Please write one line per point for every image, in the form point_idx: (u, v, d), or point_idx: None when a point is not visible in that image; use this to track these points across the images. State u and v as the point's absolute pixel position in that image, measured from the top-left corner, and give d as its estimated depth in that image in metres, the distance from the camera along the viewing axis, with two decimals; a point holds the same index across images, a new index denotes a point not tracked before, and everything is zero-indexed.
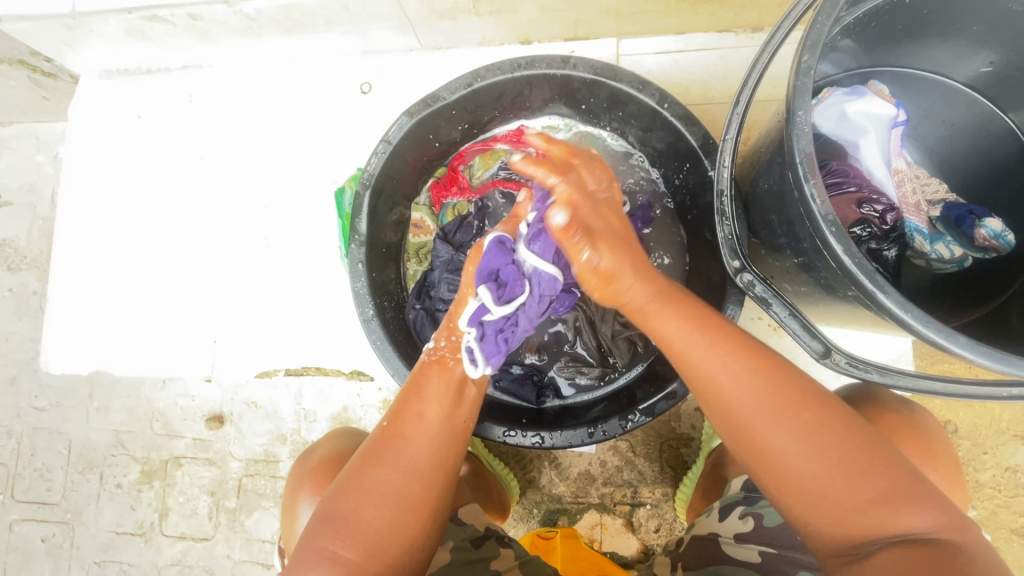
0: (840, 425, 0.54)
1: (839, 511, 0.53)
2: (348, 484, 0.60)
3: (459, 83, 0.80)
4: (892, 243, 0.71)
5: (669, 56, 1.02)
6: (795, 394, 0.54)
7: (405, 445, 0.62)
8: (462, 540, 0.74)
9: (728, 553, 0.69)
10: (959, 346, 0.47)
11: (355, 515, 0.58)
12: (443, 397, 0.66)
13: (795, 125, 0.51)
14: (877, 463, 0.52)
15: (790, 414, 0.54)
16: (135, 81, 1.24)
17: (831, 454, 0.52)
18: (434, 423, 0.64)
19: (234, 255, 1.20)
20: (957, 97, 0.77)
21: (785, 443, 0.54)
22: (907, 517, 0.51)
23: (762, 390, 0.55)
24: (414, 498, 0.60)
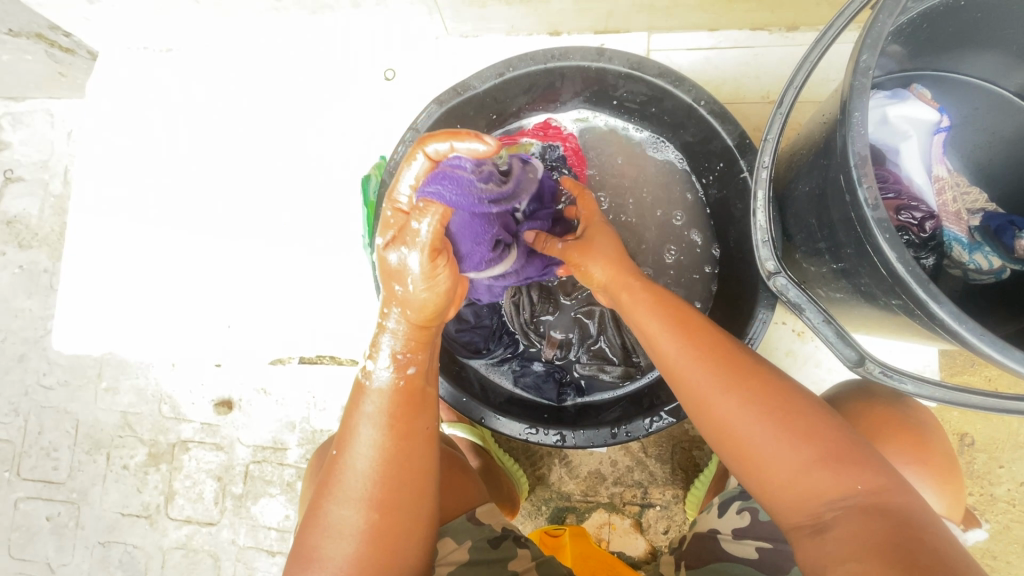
0: (774, 398, 0.57)
1: (783, 484, 0.55)
2: (310, 519, 0.57)
3: (490, 73, 0.79)
4: (929, 252, 0.70)
5: (701, 53, 1.00)
6: (743, 374, 0.59)
7: (349, 475, 0.56)
8: (480, 539, 0.73)
9: (727, 549, 0.70)
10: (1014, 360, 0.46)
11: (321, 549, 0.56)
12: (381, 418, 0.58)
13: (851, 125, 0.50)
14: (816, 430, 0.55)
15: (736, 388, 0.58)
16: (154, 60, 1.22)
17: (775, 424, 0.55)
18: (382, 446, 0.57)
19: (249, 239, 1.19)
20: (1001, 106, 0.75)
21: (738, 417, 0.57)
22: (846, 483, 0.53)
23: (711, 372, 0.59)
24: (374, 527, 0.55)
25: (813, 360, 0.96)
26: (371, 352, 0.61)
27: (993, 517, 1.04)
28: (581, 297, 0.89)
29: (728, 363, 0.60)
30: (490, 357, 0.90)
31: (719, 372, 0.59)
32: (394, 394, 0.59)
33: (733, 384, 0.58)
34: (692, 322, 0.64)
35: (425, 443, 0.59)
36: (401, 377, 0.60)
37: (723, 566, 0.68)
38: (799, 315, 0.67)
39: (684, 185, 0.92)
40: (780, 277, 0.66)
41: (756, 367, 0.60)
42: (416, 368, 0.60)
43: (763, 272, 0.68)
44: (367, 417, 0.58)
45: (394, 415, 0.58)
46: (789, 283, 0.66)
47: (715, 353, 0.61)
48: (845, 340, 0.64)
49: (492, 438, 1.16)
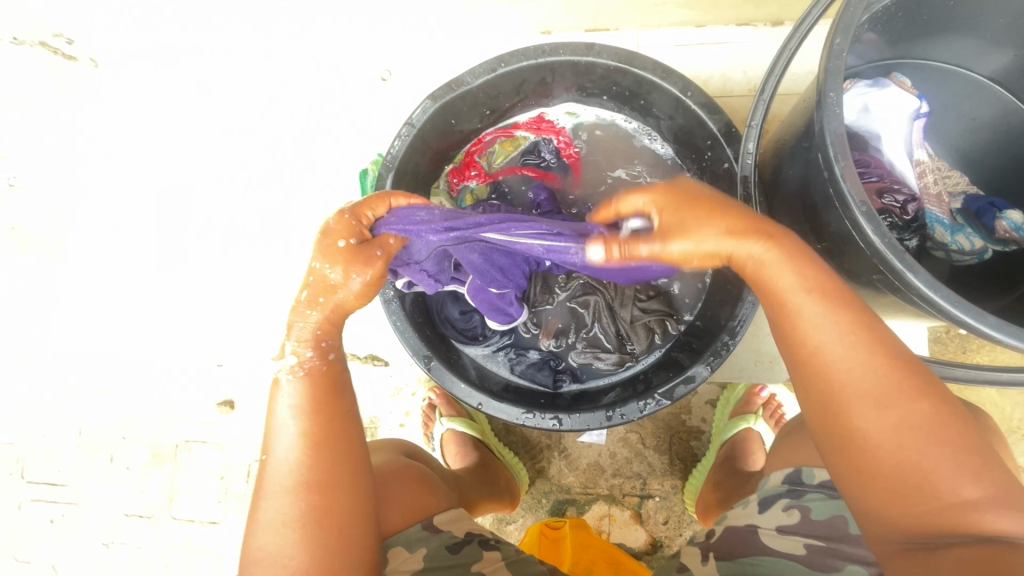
0: (947, 418, 0.46)
1: (915, 507, 0.45)
2: (248, 524, 0.54)
3: (483, 68, 0.81)
4: (912, 234, 0.72)
5: (689, 49, 1.03)
6: (911, 382, 0.46)
7: (274, 470, 0.55)
8: (439, 547, 0.70)
9: (769, 544, 0.65)
10: (988, 326, 0.47)
11: (259, 549, 0.52)
12: (308, 406, 0.57)
13: (826, 106, 0.52)
14: (980, 459, 0.45)
15: (905, 398, 0.46)
16: (155, 69, 1.25)
17: (937, 445, 0.45)
18: (304, 430, 0.56)
19: (250, 240, 1.21)
20: (979, 90, 0.77)
21: (889, 429, 0.46)
22: (992, 521, 0.43)
23: (880, 380, 0.47)
24: (312, 505, 0.53)
25: None
26: (302, 346, 0.60)
27: None
28: (575, 287, 0.89)
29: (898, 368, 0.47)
30: (486, 345, 0.92)
31: (886, 381, 0.47)
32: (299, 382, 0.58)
33: (908, 392, 0.46)
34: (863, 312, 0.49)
35: (341, 420, 0.58)
36: (332, 356, 0.61)
37: (758, 561, 0.63)
38: None
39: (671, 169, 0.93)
40: None
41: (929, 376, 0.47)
42: (338, 352, 0.62)
43: None
44: (285, 405, 0.57)
45: (305, 395, 0.58)
46: None
47: (885, 351, 0.47)
48: None
49: (491, 432, 1.19)
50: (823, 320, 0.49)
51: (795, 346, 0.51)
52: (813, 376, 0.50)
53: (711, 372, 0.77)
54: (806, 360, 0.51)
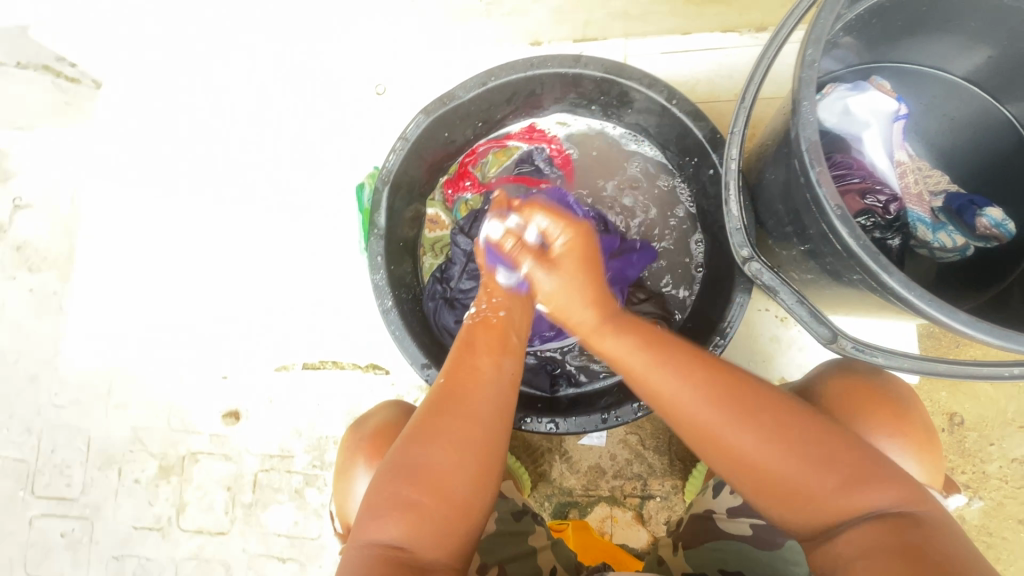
0: (790, 426, 0.58)
1: (807, 507, 0.57)
2: (416, 434, 0.59)
3: (474, 83, 0.83)
4: (895, 233, 0.73)
5: (676, 56, 1.05)
6: (754, 407, 0.59)
7: (469, 397, 0.62)
8: (503, 512, 0.77)
9: (723, 528, 0.71)
10: (962, 323, 0.49)
11: (428, 460, 0.57)
12: (496, 351, 0.68)
13: (801, 115, 0.54)
14: (827, 448, 0.57)
15: (753, 418, 0.58)
16: (156, 88, 1.28)
17: (789, 448, 0.57)
18: (496, 375, 0.65)
19: (250, 254, 1.24)
20: (957, 91, 0.79)
21: (751, 449, 0.58)
22: (865, 496, 0.55)
23: (730, 418, 0.59)
24: (484, 444, 0.60)
25: (798, 344, 0.99)
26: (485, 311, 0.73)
27: (986, 494, 1.06)
28: None
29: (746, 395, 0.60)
30: None
31: (734, 413, 0.59)
32: (472, 329, 0.71)
33: (754, 413, 0.58)
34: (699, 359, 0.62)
35: (512, 386, 0.66)
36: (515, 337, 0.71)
37: (720, 546, 0.70)
38: (773, 298, 0.69)
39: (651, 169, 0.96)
40: (753, 261, 0.69)
41: (761, 392, 0.60)
42: (507, 320, 0.73)
43: (738, 257, 0.70)
44: (487, 360, 0.67)
45: (484, 347, 0.68)
46: (763, 267, 0.69)
47: (721, 386, 0.60)
48: (819, 318, 0.66)
49: None
50: (659, 376, 0.62)
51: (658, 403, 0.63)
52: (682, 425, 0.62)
53: None
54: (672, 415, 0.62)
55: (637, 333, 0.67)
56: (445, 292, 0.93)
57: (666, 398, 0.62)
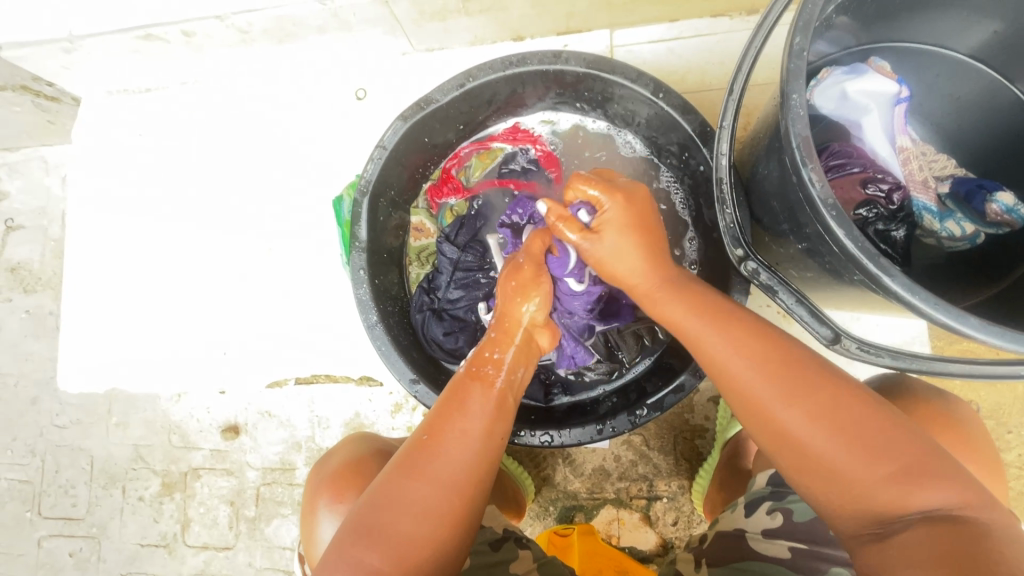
0: (838, 403, 0.54)
1: (849, 494, 0.53)
2: (381, 496, 0.58)
3: (451, 85, 0.80)
4: (900, 224, 0.69)
5: (664, 44, 1.01)
6: (799, 374, 0.56)
7: (445, 458, 0.60)
8: (481, 543, 0.76)
9: (756, 548, 0.69)
10: (970, 326, 0.47)
11: (388, 524, 0.56)
12: (485, 411, 0.64)
13: (791, 109, 0.50)
14: (883, 439, 0.52)
15: (799, 395, 0.55)
16: (135, 101, 1.25)
17: (834, 433, 0.53)
18: (483, 436, 0.63)
19: (239, 266, 1.21)
20: (960, 69, 0.75)
21: (794, 425, 0.55)
22: (923, 496, 0.50)
23: (767, 374, 0.57)
24: (452, 512, 0.58)
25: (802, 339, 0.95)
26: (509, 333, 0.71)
27: (1007, 483, 1.02)
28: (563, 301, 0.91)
29: (792, 362, 0.57)
30: None
31: (772, 381, 0.56)
32: (466, 378, 0.67)
33: (796, 391, 0.55)
34: (741, 318, 0.61)
35: (498, 450, 0.64)
36: (512, 397, 0.68)
37: (748, 565, 0.67)
38: (772, 299, 0.65)
39: (639, 161, 0.92)
40: (749, 261, 0.65)
41: (812, 365, 0.57)
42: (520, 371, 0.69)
43: (733, 258, 0.67)
44: (478, 425, 0.63)
45: (475, 407, 0.64)
46: (759, 267, 0.65)
47: (771, 361, 0.57)
48: (819, 319, 0.63)
49: None
50: (717, 345, 0.60)
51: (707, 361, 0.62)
52: (720, 381, 0.61)
53: (698, 378, 0.75)
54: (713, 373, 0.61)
55: (701, 298, 0.64)
56: (432, 304, 0.91)
57: (701, 344, 0.61)
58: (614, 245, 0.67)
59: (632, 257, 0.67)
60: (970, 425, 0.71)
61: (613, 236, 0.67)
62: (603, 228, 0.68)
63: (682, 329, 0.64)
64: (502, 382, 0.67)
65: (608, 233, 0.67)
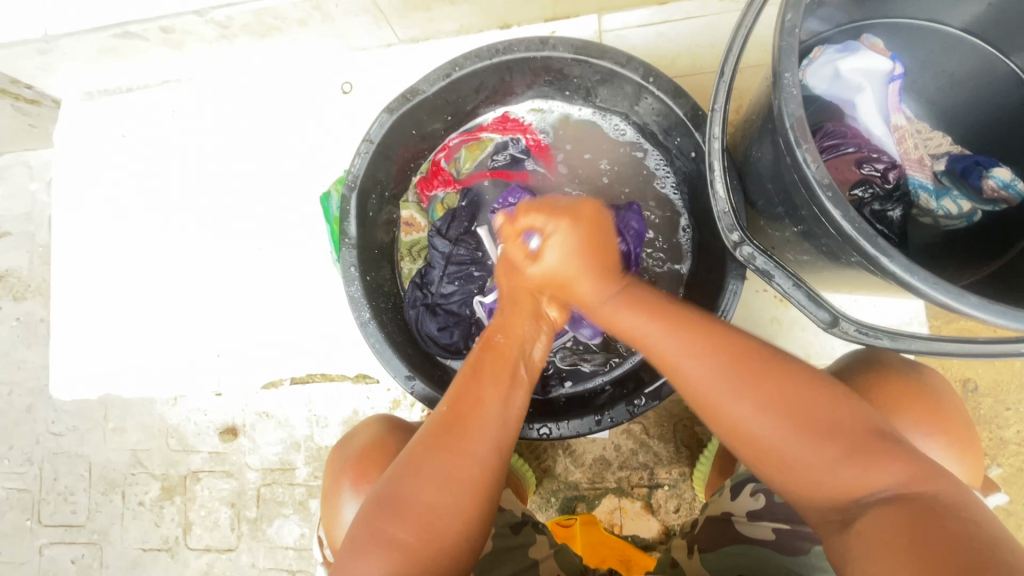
0: (789, 396, 0.55)
1: (803, 481, 0.54)
2: (405, 472, 0.58)
3: (437, 75, 0.78)
4: (895, 203, 0.68)
5: (654, 28, 0.99)
6: (750, 368, 0.56)
7: (468, 432, 0.60)
8: (502, 526, 0.76)
9: (742, 531, 0.69)
10: (969, 305, 0.46)
11: (415, 499, 0.56)
12: (501, 383, 0.64)
13: (784, 88, 0.49)
14: (828, 424, 0.53)
15: (750, 389, 0.55)
16: (117, 101, 1.22)
17: (787, 422, 0.54)
18: (499, 403, 0.63)
19: (230, 267, 1.19)
20: (954, 44, 0.74)
21: (744, 416, 0.56)
22: (879, 475, 0.51)
23: (715, 379, 0.57)
24: (474, 481, 0.58)
25: (798, 322, 0.95)
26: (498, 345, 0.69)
27: (1005, 460, 1.02)
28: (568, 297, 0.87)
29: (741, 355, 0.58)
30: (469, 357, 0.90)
31: (723, 381, 0.57)
32: (482, 355, 0.66)
33: (746, 381, 0.56)
34: (694, 321, 0.61)
35: (517, 420, 0.64)
36: (527, 368, 0.68)
37: (740, 550, 0.67)
38: (769, 284, 0.64)
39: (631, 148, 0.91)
40: (744, 245, 0.64)
41: (766, 354, 0.57)
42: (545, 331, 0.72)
43: (728, 243, 0.65)
44: (496, 398, 0.63)
45: (491, 378, 0.64)
46: (755, 251, 0.64)
47: (724, 357, 0.57)
48: (817, 302, 0.62)
49: None
50: (662, 342, 0.61)
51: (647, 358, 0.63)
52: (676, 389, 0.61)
53: None
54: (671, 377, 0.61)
55: (633, 297, 0.66)
56: (426, 300, 0.89)
57: (665, 358, 0.61)
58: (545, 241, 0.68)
59: (563, 255, 0.67)
60: (945, 397, 0.71)
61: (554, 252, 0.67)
62: (547, 249, 0.67)
63: (642, 342, 0.63)
64: (515, 352, 0.67)
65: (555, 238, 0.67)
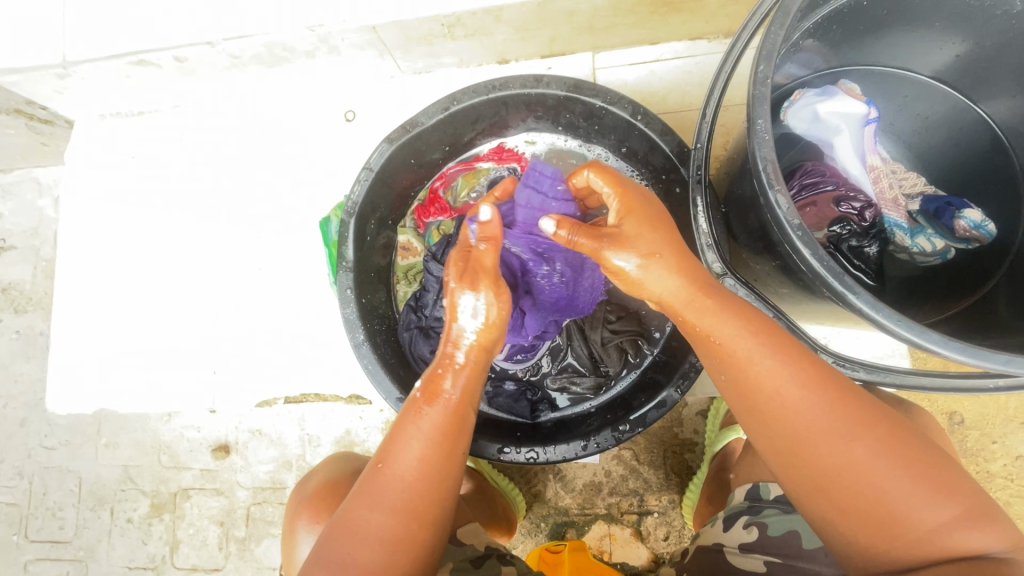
0: (899, 440, 0.50)
1: (896, 541, 0.50)
2: (336, 528, 0.58)
3: (436, 108, 0.82)
4: (872, 240, 0.71)
5: (646, 67, 1.04)
6: (857, 407, 0.51)
7: (392, 486, 0.58)
8: (462, 561, 0.76)
9: (733, 563, 0.68)
10: (933, 342, 0.48)
11: (345, 558, 0.55)
12: (439, 434, 0.60)
13: (756, 134, 0.53)
14: (947, 479, 0.49)
15: (861, 435, 0.50)
16: (127, 123, 1.26)
17: (899, 467, 0.49)
18: (430, 459, 0.59)
19: (229, 285, 1.22)
20: (925, 89, 0.78)
21: (845, 465, 0.51)
22: (982, 537, 0.48)
23: (826, 409, 0.51)
24: (406, 538, 0.57)
25: None
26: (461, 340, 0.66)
27: (992, 494, 1.03)
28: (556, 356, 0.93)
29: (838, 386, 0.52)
30: None
31: (834, 417, 0.51)
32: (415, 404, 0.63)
33: (867, 427, 0.51)
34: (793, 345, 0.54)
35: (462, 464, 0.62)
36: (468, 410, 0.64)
37: None
38: None
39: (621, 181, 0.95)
40: (726, 277, 0.66)
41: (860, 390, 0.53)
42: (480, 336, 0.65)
43: (710, 275, 0.68)
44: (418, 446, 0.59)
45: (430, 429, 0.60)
46: (737, 283, 0.67)
47: (833, 394, 0.52)
48: (796, 335, 0.63)
49: (484, 459, 1.17)
50: (762, 369, 0.53)
51: (732, 381, 0.56)
52: (770, 423, 0.54)
53: (681, 395, 0.77)
54: (761, 411, 0.54)
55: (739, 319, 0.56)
56: (420, 322, 0.91)
57: (759, 381, 0.54)
58: (637, 265, 0.60)
59: (669, 279, 0.59)
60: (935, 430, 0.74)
61: (638, 248, 0.59)
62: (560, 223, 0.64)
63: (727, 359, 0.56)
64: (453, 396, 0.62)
65: (654, 263, 0.59)
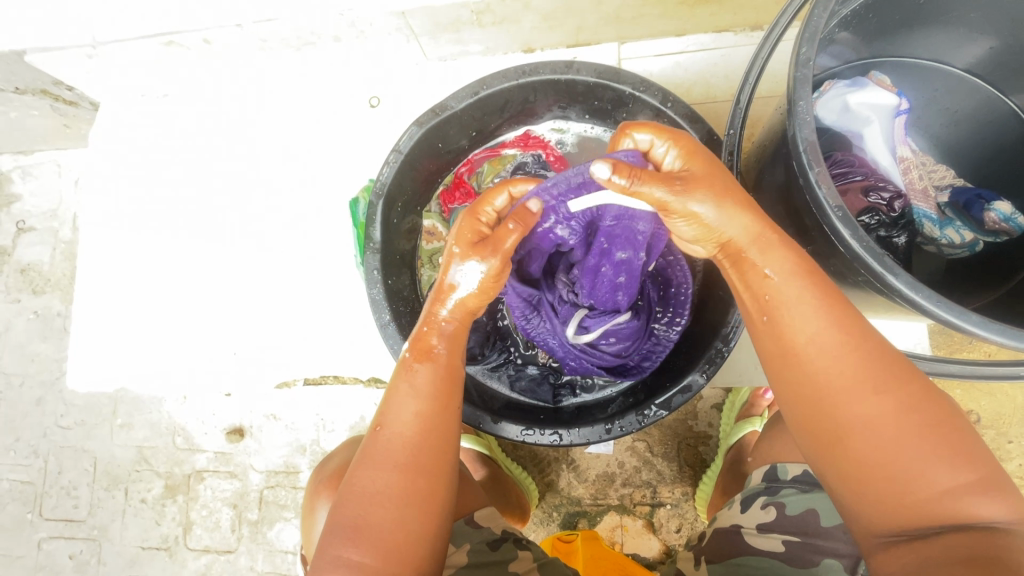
0: (919, 401, 0.50)
1: (902, 501, 0.50)
2: (344, 490, 0.59)
3: (465, 92, 0.82)
4: (901, 230, 0.72)
5: (671, 58, 1.04)
6: (883, 366, 0.51)
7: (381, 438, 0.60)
8: (479, 543, 0.76)
9: (752, 544, 0.69)
10: (973, 324, 0.49)
11: (360, 518, 0.56)
12: (427, 390, 0.62)
13: (797, 115, 0.53)
14: (965, 446, 0.49)
15: (888, 390, 0.50)
16: (151, 106, 1.27)
17: (915, 427, 0.49)
18: (422, 412, 0.60)
19: (249, 269, 1.23)
20: (955, 82, 0.79)
21: (867, 418, 0.50)
22: (984, 506, 0.48)
23: (850, 361, 0.51)
24: (410, 491, 0.57)
25: None
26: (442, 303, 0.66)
27: None
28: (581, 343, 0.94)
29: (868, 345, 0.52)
30: (485, 363, 0.93)
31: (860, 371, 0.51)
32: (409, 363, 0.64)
33: (894, 383, 0.51)
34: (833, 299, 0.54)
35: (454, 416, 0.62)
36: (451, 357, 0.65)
37: (743, 561, 0.68)
38: None
39: None
40: None
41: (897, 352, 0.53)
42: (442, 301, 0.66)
43: None
44: (410, 403, 0.61)
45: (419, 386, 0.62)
46: None
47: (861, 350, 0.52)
48: None
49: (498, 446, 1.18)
50: (796, 317, 0.54)
51: (768, 334, 0.56)
52: (793, 371, 0.54)
53: (706, 379, 0.78)
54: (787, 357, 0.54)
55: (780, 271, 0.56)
56: None
57: (791, 329, 0.54)
58: (705, 207, 0.56)
59: (738, 218, 0.56)
60: None
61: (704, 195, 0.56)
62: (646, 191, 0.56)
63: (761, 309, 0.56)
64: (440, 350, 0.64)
65: (726, 203, 0.56)
